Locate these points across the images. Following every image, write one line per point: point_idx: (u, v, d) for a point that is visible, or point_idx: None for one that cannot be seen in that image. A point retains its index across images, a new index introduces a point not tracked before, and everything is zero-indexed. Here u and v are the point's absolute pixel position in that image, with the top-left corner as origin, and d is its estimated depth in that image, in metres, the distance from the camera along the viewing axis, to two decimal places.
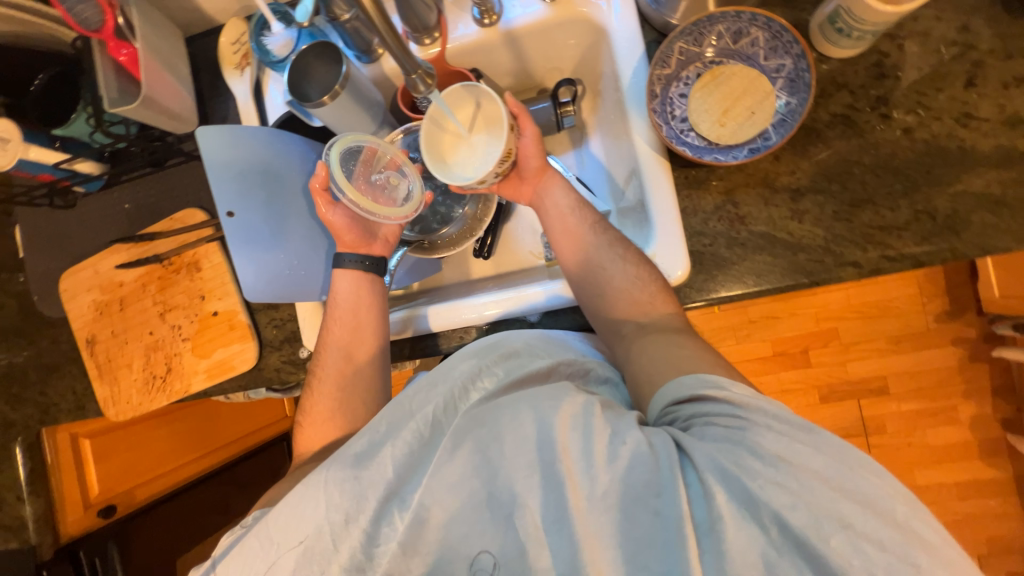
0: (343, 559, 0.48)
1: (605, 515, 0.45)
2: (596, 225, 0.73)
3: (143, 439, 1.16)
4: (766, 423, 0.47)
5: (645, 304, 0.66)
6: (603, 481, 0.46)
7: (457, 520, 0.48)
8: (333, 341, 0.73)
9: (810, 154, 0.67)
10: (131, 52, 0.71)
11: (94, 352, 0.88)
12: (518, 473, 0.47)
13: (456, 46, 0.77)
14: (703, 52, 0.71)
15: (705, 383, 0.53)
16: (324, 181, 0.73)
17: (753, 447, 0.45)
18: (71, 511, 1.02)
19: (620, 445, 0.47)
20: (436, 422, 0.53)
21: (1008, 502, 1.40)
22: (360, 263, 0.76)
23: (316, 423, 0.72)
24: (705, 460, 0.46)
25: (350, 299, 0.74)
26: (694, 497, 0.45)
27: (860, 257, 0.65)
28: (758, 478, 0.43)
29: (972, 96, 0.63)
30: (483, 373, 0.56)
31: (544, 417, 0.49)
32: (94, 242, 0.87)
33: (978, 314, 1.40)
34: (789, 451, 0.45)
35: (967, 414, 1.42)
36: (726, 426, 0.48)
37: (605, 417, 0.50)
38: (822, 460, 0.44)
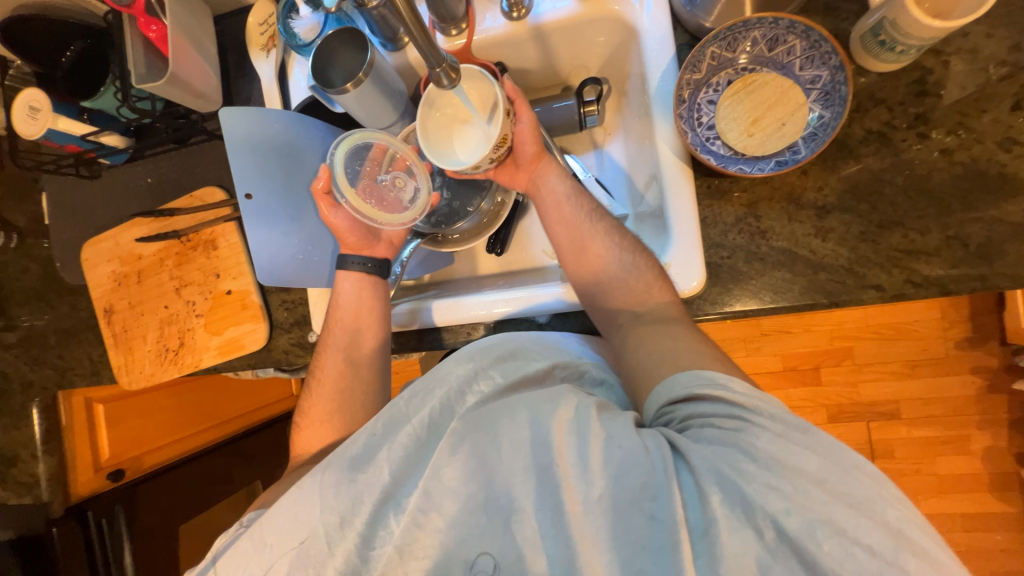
0: (338, 562, 0.49)
1: (601, 518, 0.44)
2: (604, 219, 0.73)
3: (155, 406, 1.20)
4: (762, 424, 0.46)
5: (642, 294, 0.67)
6: (599, 485, 0.45)
7: (456, 522, 0.48)
8: (335, 342, 0.74)
9: (839, 170, 0.65)
10: (160, 28, 0.72)
11: (111, 322, 0.90)
12: (516, 477, 0.47)
13: (483, 38, 0.76)
14: (736, 58, 0.69)
15: (701, 380, 0.53)
16: (326, 183, 0.73)
17: (748, 449, 0.45)
18: (83, 472, 1.06)
19: (615, 445, 0.46)
20: (432, 425, 0.52)
21: (1016, 538, 1.36)
22: (364, 266, 0.76)
23: (313, 424, 0.72)
24: (700, 462, 0.45)
25: (353, 300, 0.75)
26: (688, 499, 0.44)
27: (884, 281, 0.63)
28: (754, 481, 0.42)
29: (1018, 120, 0.60)
30: (480, 376, 0.55)
31: (540, 420, 0.49)
32: (116, 213, 0.89)
33: (1001, 344, 1.36)
34: (785, 453, 0.44)
35: (981, 445, 1.38)
36: (722, 427, 0.48)
37: (602, 419, 0.48)
38: (817, 462, 0.43)
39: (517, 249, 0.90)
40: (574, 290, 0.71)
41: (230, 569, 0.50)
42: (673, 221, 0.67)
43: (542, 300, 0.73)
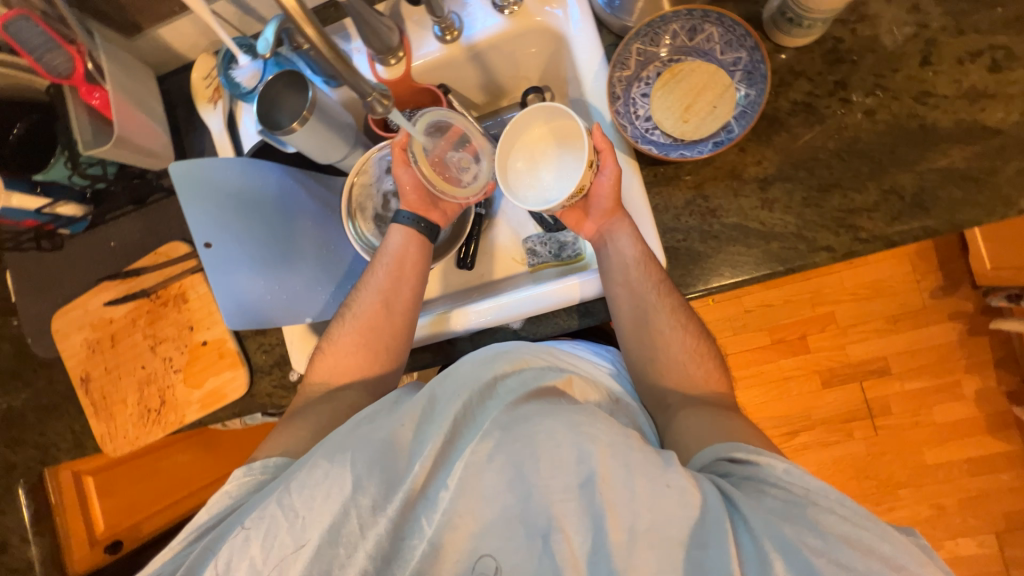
0: (369, 547, 0.48)
1: (649, 553, 0.44)
2: (670, 292, 0.67)
3: (149, 471, 1.16)
4: (829, 504, 0.46)
5: (698, 380, 0.66)
6: (646, 518, 0.45)
7: (492, 532, 0.48)
8: (377, 283, 0.74)
9: (774, 142, 0.67)
10: (103, 94, 0.74)
11: (89, 390, 0.89)
12: (555, 495, 0.47)
13: (422, 63, 0.79)
14: (660, 51, 0.72)
15: (768, 452, 0.52)
16: (404, 141, 0.75)
17: (815, 522, 0.44)
18: (77, 549, 1.05)
19: (665, 484, 0.46)
20: (460, 419, 0.53)
21: (1022, 475, 1.38)
22: (416, 223, 0.77)
23: (338, 354, 0.73)
24: (761, 524, 0.44)
25: (397, 248, 0.76)
26: (748, 560, 0.43)
27: (834, 241, 0.65)
28: (824, 555, 0.42)
29: (929, 74, 0.64)
30: (503, 382, 0.57)
31: (582, 444, 0.48)
32: (83, 281, 0.89)
33: (972, 287, 1.40)
34: (852, 536, 0.43)
35: (971, 388, 1.41)
36: (784, 498, 0.47)
37: (646, 450, 0.49)
38: (890, 546, 0.43)
39: (488, 261, 0.91)
40: (616, 319, 0.70)
41: (256, 538, 0.47)
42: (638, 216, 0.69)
43: (516, 306, 0.73)
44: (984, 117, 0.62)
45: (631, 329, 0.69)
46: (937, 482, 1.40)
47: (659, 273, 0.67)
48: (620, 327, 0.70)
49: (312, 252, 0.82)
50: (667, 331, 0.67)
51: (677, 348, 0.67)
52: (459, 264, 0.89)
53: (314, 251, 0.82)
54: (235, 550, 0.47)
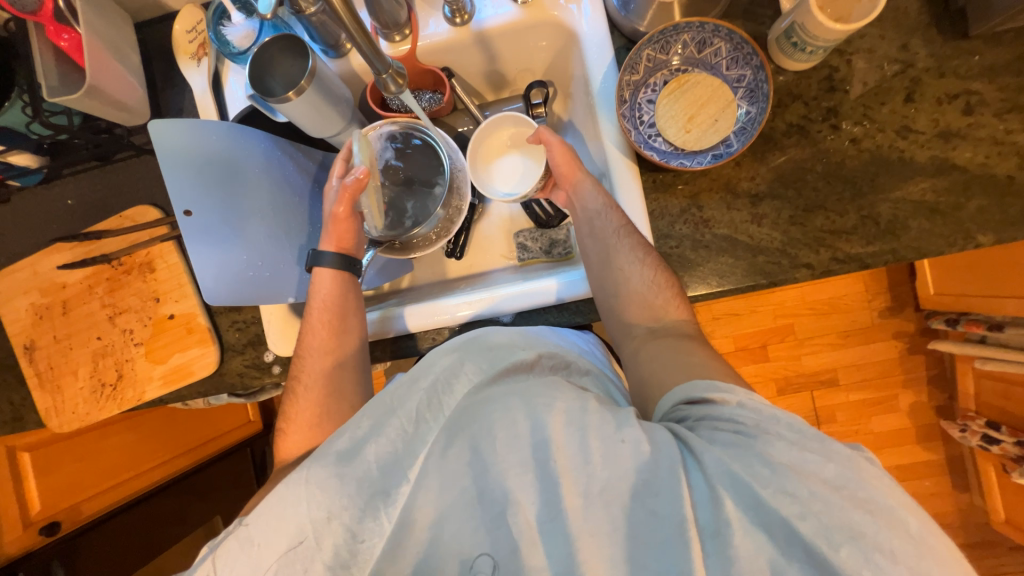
0: (327, 557, 0.47)
1: (602, 512, 0.46)
2: (632, 236, 0.68)
3: (92, 449, 1.09)
4: (777, 432, 0.46)
5: (659, 309, 0.67)
6: (600, 478, 0.46)
7: (451, 516, 0.49)
8: (320, 345, 0.71)
9: (768, 160, 0.70)
10: (72, 37, 0.67)
11: (34, 360, 0.81)
12: (511, 469, 0.48)
13: (427, 44, 0.76)
14: (670, 59, 0.74)
15: (716, 387, 0.53)
16: (359, 180, 0.71)
17: (762, 454, 0.44)
18: (9, 530, 0.96)
19: (618, 442, 0.47)
20: (422, 419, 0.53)
21: (941, 482, 1.53)
22: (345, 266, 0.74)
23: (301, 428, 0.70)
24: (713, 464, 0.45)
25: (331, 299, 0.73)
26: (698, 500, 0.44)
27: (814, 260, 0.69)
28: (769, 486, 0.42)
29: (911, 110, 0.68)
30: (467, 366, 0.56)
31: (538, 415, 0.50)
32: (33, 240, 0.81)
33: (915, 310, 1.52)
34: (800, 461, 0.44)
35: (906, 402, 1.54)
36: (734, 431, 0.47)
37: (602, 412, 0.51)
38: (832, 468, 0.43)
39: (477, 253, 0.91)
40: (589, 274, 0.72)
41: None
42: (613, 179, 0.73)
43: (508, 300, 0.74)
44: (955, 155, 0.67)
45: (597, 270, 0.71)
46: None
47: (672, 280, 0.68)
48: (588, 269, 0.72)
49: (296, 227, 0.78)
50: (636, 260, 0.67)
51: (647, 276, 0.67)
52: (449, 255, 0.90)
53: (297, 227, 0.78)
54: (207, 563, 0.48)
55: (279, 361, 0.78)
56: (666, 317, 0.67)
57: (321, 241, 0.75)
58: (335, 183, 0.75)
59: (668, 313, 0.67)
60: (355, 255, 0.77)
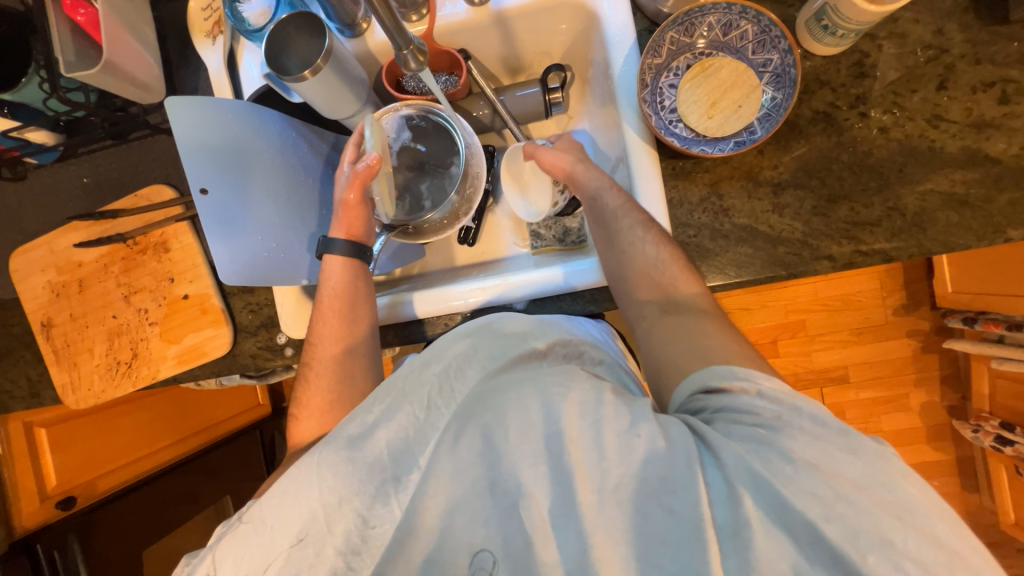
0: (338, 542, 0.48)
1: (616, 509, 0.45)
2: (632, 214, 0.68)
3: (106, 428, 1.12)
4: (800, 424, 0.45)
5: (668, 285, 0.64)
6: (614, 474, 0.45)
7: (462, 507, 0.47)
8: (331, 332, 0.71)
9: (792, 149, 0.68)
10: (89, 11, 0.68)
11: (50, 337, 0.82)
12: (524, 460, 0.46)
13: (444, 24, 0.75)
14: (694, 43, 0.72)
15: (736, 374, 0.51)
16: (371, 166, 0.70)
17: (785, 451, 0.43)
18: (26, 503, 0.98)
19: (634, 435, 0.46)
20: (433, 406, 0.53)
21: (949, 482, 1.51)
22: (353, 250, 0.74)
23: (313, 416, 0.70)
24: (732, 460, 0.44)
25: (342, 286, 0.73)
26: (716, 499, 0.44)
27: (836, 251, 0.67)
28: (790, 484, 0.41)
29: (943, 98, 0.66)
30: (477, 353, 0.56)
31: (552, 405, 0.48)
32: (50, 218, 0.81)
33: (931, 309, 1.49)
34: (823, 458, 0.43)
35: (917, 401, 1.52)
36: (755, 425, 0.46)
37: (617, 405, 0.49)
38: (859, 468, 0.42)
39: (489, 240, 0.91)
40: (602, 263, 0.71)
41: (230, 557, 0.48)
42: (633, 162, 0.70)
43: (519, 288, 0.74)
44: (988, 146, 0.65)
45: (607, 253, 0.69)
46: None
47: (679, 256, 0.66)
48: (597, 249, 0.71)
49: (307, 210, 0.78)
50: (638, 238, 0.66)
51: (652, 253, 0.65)
52: (461, 241, 0.89)
53: (310, 208, 0.78)
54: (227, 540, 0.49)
55: (292, 343, 0.78)
56: (677, 292, 0.63)
57: (332, 228, 0.75)
58: (346, 169, 0.74)
59: (679, 286, 0.64)
60: (366, 242, 0.76)
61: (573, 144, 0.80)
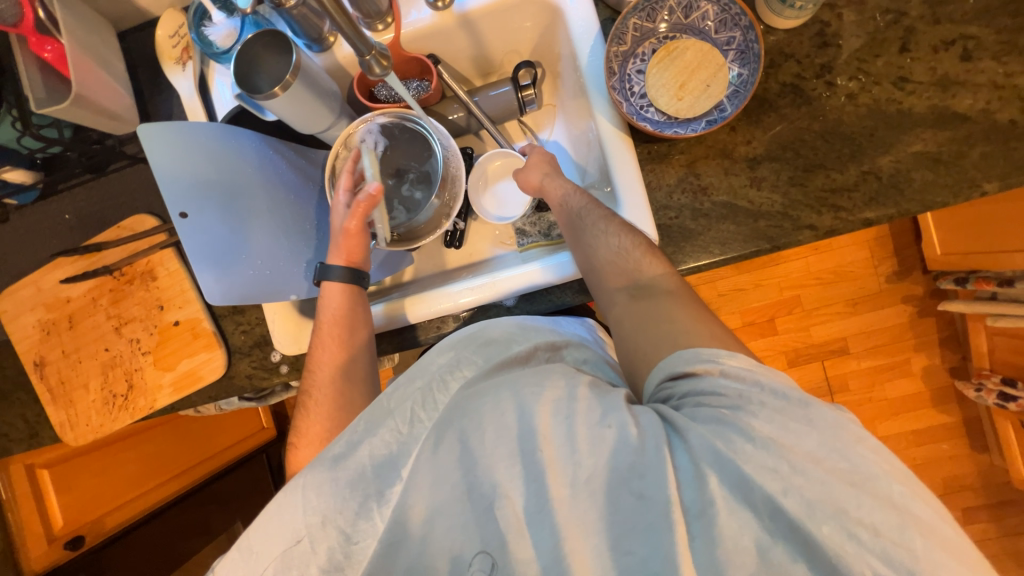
0: (321, 560, 0.48)
1: (588, 501, 0.45)
2: (594, 213, 0.68)
3: (109, 463, 1.10)
4: (761, 400, 0.45)
5: (632, 270, 0.63)
6: (586, 467, 0.46)
7: (443, 512, 0.47)
8: (330, 358, 0.71)
9: (763, 124, 0.69)
10: (56, 47, 0.67)
11: (44, 376, 0.82)
12: (499, 462, 0.47)
13: (411, 31, 0.75)
14: (657, 27, 0.73)
15: (699, 356, 0.51)
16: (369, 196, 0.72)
17: (744, 429, 0.43)
18: (33, 546, 0.98)
19: (604, 427, 0.47)
20: (416, 419, 0.53)
21: (958, 444, 1.51)
22: (353, 278, 0.74)
23: (312, 445, 0.68)
24: (697, 441, 0.44)
25: (341, 313, 0.73)
26: (684, 481, 0.44)
27: (816, 221, 0.68)
28: (751, 461, 0.41)
29: (907, 61, 0.67)
30: (461, 362, 0.58)
31: (524, 404, 0.49)
32: (34, 257, 0.81)
33: (923, 273, 1.50)
34: (782, 432, 0.43)
35: (919, 365, 1.52)
36: (718, 406, 0.46)
37: (590, 398, 0.49)
38: (816, 438, 0.42)
39: (476, 242, 0.90)
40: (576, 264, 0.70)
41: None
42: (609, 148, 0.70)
43: (508, 283, 0.74)
44: (955, 103, 0.66)
45: (577, 251, 0.69)
46: None
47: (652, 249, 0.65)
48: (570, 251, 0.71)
49: (294, 228, 0.78)
50: (600, 232, 0.66)
51: (615, 244, 0.64)
52: (448, 245, 0.89)
53: (294, 225, 0.78)
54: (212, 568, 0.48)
55: (286, 360, 0.78)
56: (642, 274, 0.63)
57: (330, 255, 0.76)
58: (342, 198, 0.75)
59: (640, 266, 0.63)
60: (364, 269, 0.76)
61: (546, 153, 0.80)
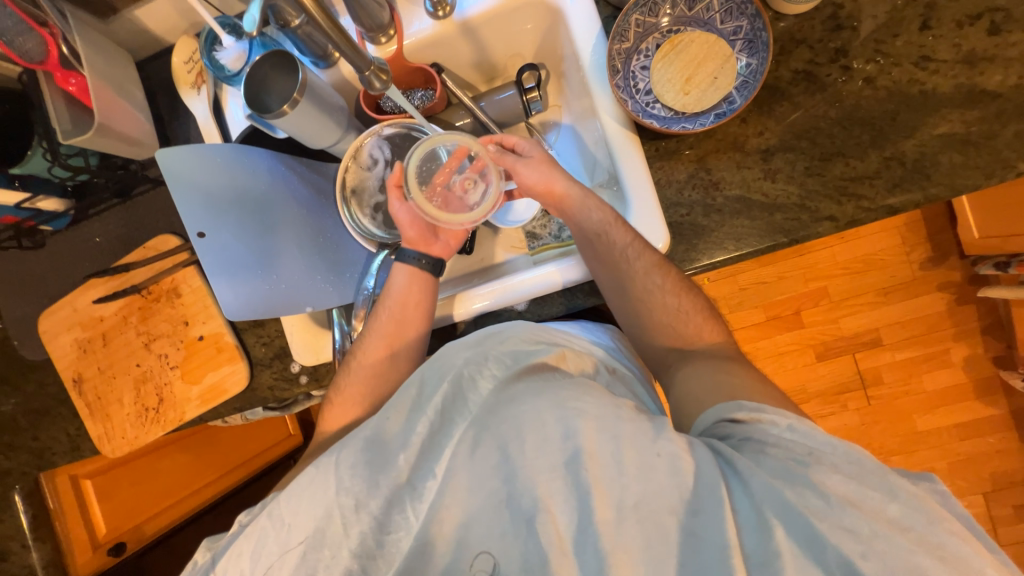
0: (353, 544, 0.50)
1: (636, 526, 0.44)
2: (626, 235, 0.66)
3: (147, 473, 1.16)
4: (829, 461, 0.45)
5: (692, 337, 0.68)
6: (633, 492, 0.45)
7: (478, 520, 0.49)
8: (381, 328, 0.75)
9: (776, 113, 0.67)
10: (80, 80, 0.70)
11: (82, 391, 0.86)
12: (541, 473, 0.47)
13: (413, 42, 0.76)
14: (659, 22, 0.71)
15: (762, 409, 0.52)
16: (397, 177, 0.74)
17: (815, 483, 0.43)
18: (81, 553, 1.03)
19: (654, 454, 0.46)
20: (447, 412, 0.54)
21: (1006, 438, 1.42)
22: (421, 262, 0.77)
23: (346, 403, 0.75)
24: (762, 489, 0.44)
25: (404, 292, 0.76)
26: (745, 526, 0.44)
27: (837, 211, 0.65)
28: (826, 520, 0.42)
29: (928, 38, 0.64)
30: (490, 360, 0.56)
31: (568, 418, 0.48)
32: (69, 279, 0.86)
33: (960, 258, 1.42)
34: (857, 495, 0.43)
35: (959, 355, 1.45)
36: (785, 458, 0.47)
37: (637, 420, 0.48)
38: (898, 507, 0.42)
39: (488, 246, 0.89)
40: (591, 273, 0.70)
41: (247, 552, 0.49)
42: (619, 158, 0.69)
43: (519, 288, 0.73)
44: (984, 80, 0.62)
45: (594, 260, 0.69)
46: (927, 447, 1.45)
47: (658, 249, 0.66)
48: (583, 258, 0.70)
49: (309, 242, 0.78)
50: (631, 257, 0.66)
51: (658, 290, 0.67)
52: (458, 250, 0.88)
53: (309, 241, 0.78)
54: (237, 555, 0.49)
55: (306, 370, 0.80)
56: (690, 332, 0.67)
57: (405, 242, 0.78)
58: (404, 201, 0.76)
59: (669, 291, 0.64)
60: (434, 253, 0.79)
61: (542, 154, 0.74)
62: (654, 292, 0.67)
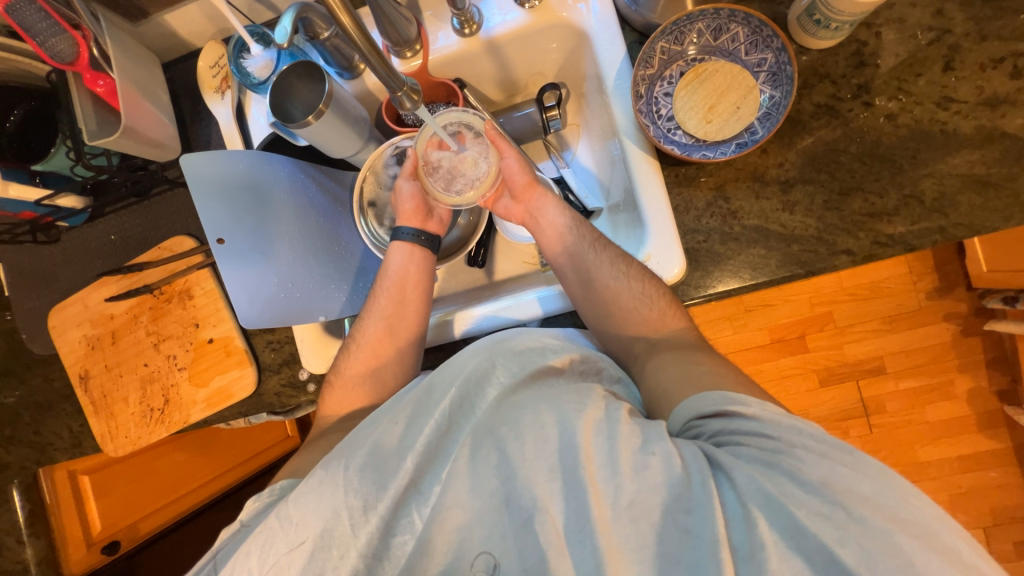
0: (361, 544, 0.48)
1: (630, 527, 0.44)
2: (607, 248, 0.72)
3: (146, 469, 1.14)
4: (803, 444, 0.46)
5: (655, 322, 0.67)
6: (628, 491, 0.45)
7: (479, 522, 0.48)
8: (380, 310, 0.74)
9: (796, 144, 0.67)
10: (108, 82, 0.71)
11: (88, 388, 0.86)
12: (540, 476, 0.47)
13: (438, 57, 0.77)
14: (685, 50, 0.72)
15: (730, 399, 0.52)
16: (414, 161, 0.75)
17: (793, 472, 0.44)
18: (75, 550, 1.03)
19: (648, 454, 0.47)
20: (452, 418, 0.53)
21: (1008, 472, 1.41)
22: (416, 237, 0.76)
23: (347, 387, 0.72)
24: (746, 481, 0.45)
25: (402, 272, 0.75)
26: (732, 520, 0.44)
27: (853, 245, 0.65)
28: (803, 507, 0.42)
29: (951, 79, 0.64)
30: (498, 367, 0.56)
31: (567, 419, 0.49)
32: (81, 276, 0.86)
33: (967, 290, 1.42)
34: (832, 476, 0.43)
35: (963, 387, 1.44)
36: (760, 447, 0.47)
37: (631, 423, 0.50)
38: (875, 487, 0.42)
39: (500, 260, 0.89)
40: (568, 292, 0.72)
41: (254, 552, 0.47)
42: (642, 195, 0.69)
43: (535, 304, 0.74)
44: (1005, 123, 0.63)
45: (579, 291, 0.71)
46: (928, 478, 1.44)
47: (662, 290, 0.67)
48: (561, 278, 0.73)
49: (324, 248, 0.79)
50: (623, 274, 0.69)
51: (637, 289, 0.67)
52: (470, 262, 0.88)
53: (323, 246, 0.78)
54: (239, 559, 0.47)
55: (314, 379, 0.80)
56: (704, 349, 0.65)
57: (401, 218, 0.76)
58: (408, 183, 0.75)
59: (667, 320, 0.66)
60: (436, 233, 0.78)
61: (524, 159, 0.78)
62: (640, 305, 0.67)
